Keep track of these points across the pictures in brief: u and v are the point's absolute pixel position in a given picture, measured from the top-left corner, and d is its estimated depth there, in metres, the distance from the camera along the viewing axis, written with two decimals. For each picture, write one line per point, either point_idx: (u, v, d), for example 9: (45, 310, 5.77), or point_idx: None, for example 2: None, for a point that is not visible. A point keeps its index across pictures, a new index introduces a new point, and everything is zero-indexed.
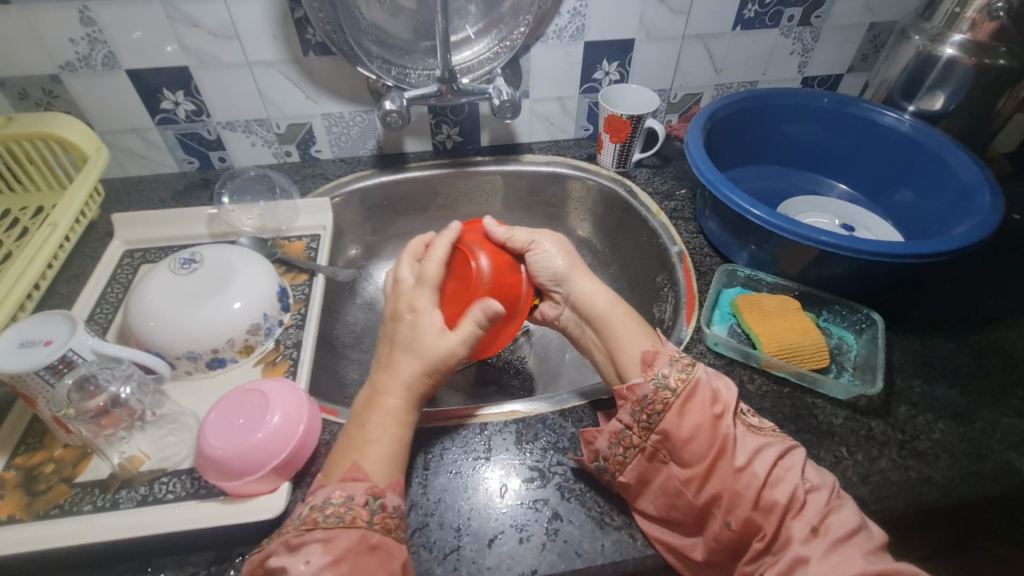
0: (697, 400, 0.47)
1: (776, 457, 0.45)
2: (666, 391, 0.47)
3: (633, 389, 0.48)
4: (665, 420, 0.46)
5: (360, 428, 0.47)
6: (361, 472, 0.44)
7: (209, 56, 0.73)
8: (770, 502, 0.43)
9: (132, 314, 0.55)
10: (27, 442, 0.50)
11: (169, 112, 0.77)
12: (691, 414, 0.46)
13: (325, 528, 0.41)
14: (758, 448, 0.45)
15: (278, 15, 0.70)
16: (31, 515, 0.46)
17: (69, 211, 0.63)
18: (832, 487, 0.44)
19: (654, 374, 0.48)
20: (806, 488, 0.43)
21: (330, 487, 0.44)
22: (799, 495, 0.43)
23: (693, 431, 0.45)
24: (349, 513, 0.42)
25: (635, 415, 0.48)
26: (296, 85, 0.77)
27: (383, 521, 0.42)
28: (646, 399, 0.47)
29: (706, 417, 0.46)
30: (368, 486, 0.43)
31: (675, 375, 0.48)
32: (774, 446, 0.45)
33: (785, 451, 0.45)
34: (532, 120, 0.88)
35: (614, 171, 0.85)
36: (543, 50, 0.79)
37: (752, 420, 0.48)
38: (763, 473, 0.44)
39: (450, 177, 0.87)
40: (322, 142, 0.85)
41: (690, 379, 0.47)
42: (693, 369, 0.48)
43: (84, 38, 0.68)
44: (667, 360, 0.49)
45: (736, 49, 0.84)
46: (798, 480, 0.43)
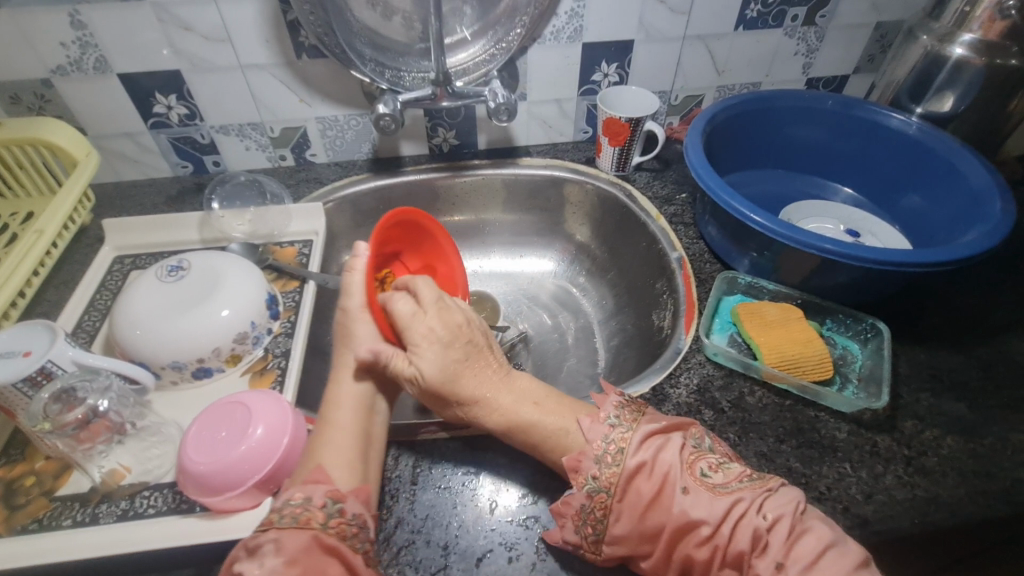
0: (633, 491, 0.43)
1: (739, 512, 0.41)
2: (601, 493, 0.44)
3: (567, 502, 0.44)
4: (608, 528, 0.43)
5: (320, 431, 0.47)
6: (323, 474, 0.43)
7: (202, 59, 0.72)
8: (735, 553, 0.40)
9: (118, 323, 0.54)
10: (8, 454, 0.49)
11: (162, 116, 0.76)
12: (628, 512, 0.43)
13: (278, 528, 0.40)
14: (715, 506, 0.42)
15: (270, 18, 0.69)
16: (9, 530, 0.45)
17: (57, 217, 0.62)
18: (797, 510, 0.41)
19: (582, 480, 0.44)
20: (769, 525, 0.40)
21: (291, 489, 0.43)
22: (763, 534, 0.40)
23: (636, 525, 0.43)
24: (306, 514, 0.41)
25: (579, 531, 0.44)
26: (290, 88, 0.76)
27: (338, 526, 0.41)
28: (584, 510, 0.44)
29: (643, 506, 0.43)
30: (328, 489, 0.42)
31: (605, 473, 0.44)
32: (738, 499, 0.42)
33: (750, 495, 0.42)
34: (530, 123, 0.86)
35: (613, 174, 0.84)
36: (540, 53, 0.77)
37: (715, 478, 0.43)
38: (726, 534, 0.41)
39: (446, 181, 0.85)
40: (316, 146, 0.84)
41: (622, 471, 0.44)
42: (624, 458, 0.44)
43: (75, 42, 0.67)
44: (591, 458, 0.45)
45: (739, 50, 0.82)
46: (755, 519, 0.41)
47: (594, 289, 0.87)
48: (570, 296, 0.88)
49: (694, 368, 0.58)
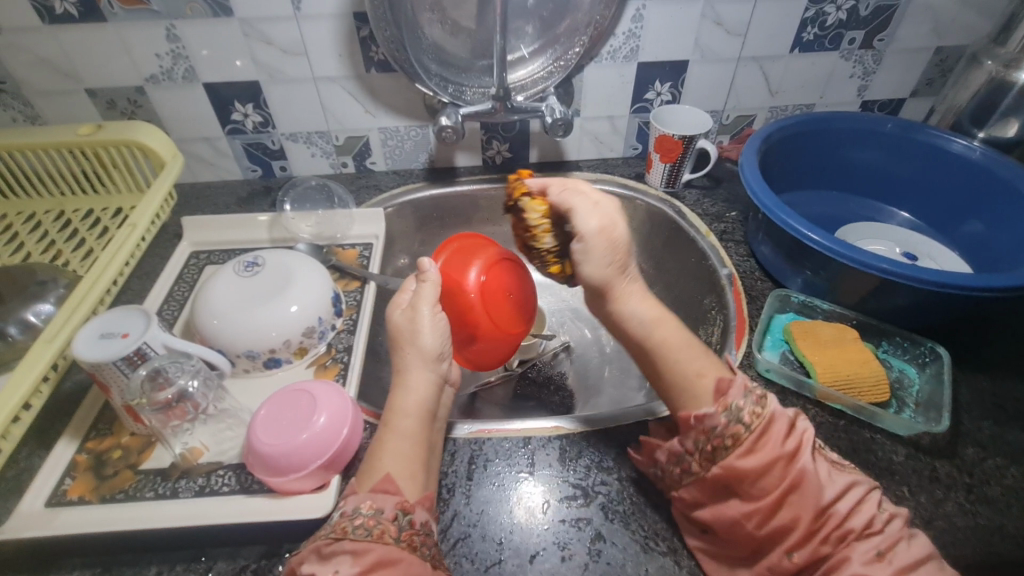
0: (772, 435, 0.43)
1: (859, 494, 0.42)
2: (738, 425, 0.44)
3: (701, 417, 0.45)
4: (730, 456, 0.43)
5: (381, 443, 0.48)
6: (393, 484, 0.44)
7: (278, 71, 0.77)
8: (843, 532, 0.41)
9: (199, 312, 0.58)
10: (98, 428, 0.53)
11: (238, 123, 0.82)
12: (763, 450, 0.43)
13: (354, 540, 0.41)
14: (837, 481, 0.43)
15: (344, 35, 0.74)
16: (99, 498, 0.49)
17: (147, 213, 0.67)
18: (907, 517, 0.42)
19: (726, 406, 0.45)
20: (882, 517, 0.41)
21: (361, 495, 0.44)
22: (876, 522, 0.41)
23: (763, 465, 0.42)
24: (378, 526, 0.42)
25: (698, 444, 0.45)
26: (357, 100, 0.81)
27: (409, 538, 0.42)
28: (715, 431, 0.44)
29: (779, 453, 0.42)
30: (398, 500, 0.43)
31: (750, 408, 0.44)
32: (855, 482, 0.43)
33: (867, 486, 0.43)
34: (582, 138, 0.89)
35: (662, 190, 0.85)
36: (596, 71, 0.80)
37: (831, 455, 0.46)
38: (842, 510, 0.41)
39: (498, 192, 0.88)
40: (377, 155, 0.88)
41: (765, 414, 0.44)
42: (767, 402, 0.45)
43: (169, 53, 0.73)
44: (741, 391, 0.46)
45: (793, 72, 0.83)
46: (871, 508, 0.42)
47: None
48: None
49: None
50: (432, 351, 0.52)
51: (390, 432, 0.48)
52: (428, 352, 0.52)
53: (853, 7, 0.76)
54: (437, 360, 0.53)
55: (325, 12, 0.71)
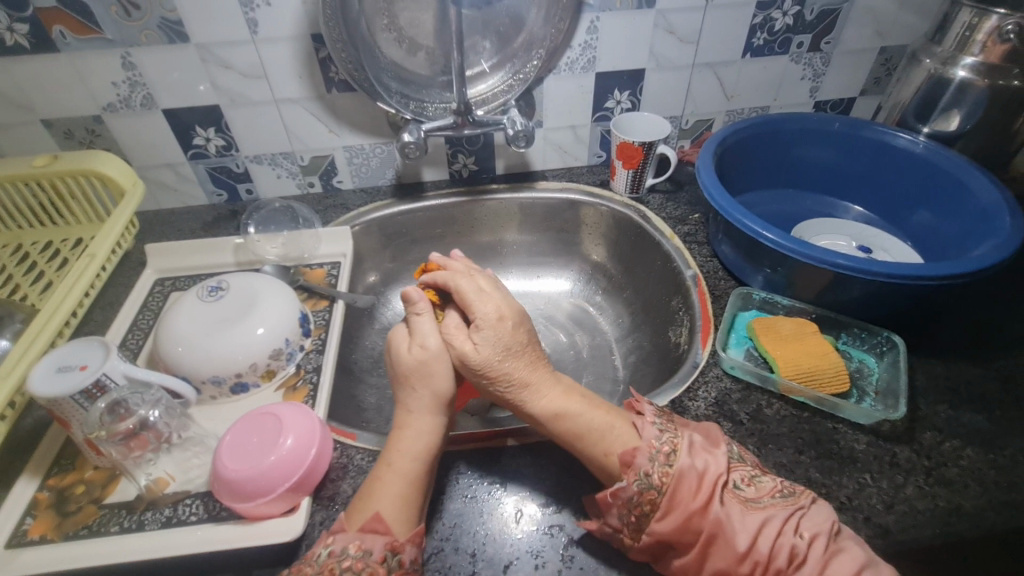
0: (682, 493, 0.44)
1: (775, 527, 0.42)
2: (652, 492, 0.45)
3: (616, 494, 0.45)
4: (653, 524, 0.44)
5: (373, 481, 0.47)
6: (381, 525, 0.44)
7: (238, 94, 0.77)
8: (774, 574, 0.41)
9: (162, 340, 0.58)
10: (60, 464, 0.52)
11: (200, 147, 0.82)
12: (676, 509, 0.44)
13: None
14: (749, 522, 0.43)
15: (303, 57, 0.74)
16: (62, 536, 0.48)
17: (107, 242, 0.66)
18: (834, 527, 0.43)
19: (636, 474, 0.45)
20: (806, 543, 0.42)
21: (349, 534, 0.44)
22: (800, 552, 0.41)
23: (679, 526, 0.44)
24: (367, 568, 0.42)
25: (623, 518, 0.45)
26: (320, 120, 0.81)
27: None
28: (631, 502, 0.45)
29: (692, 509, 0.44)
30: (388, 541, 0.43)
31: (659, 471, 0.45)
32: (769, 517, 0.43)
33: (783, 513, 0.43)
34: (546, 149, 0.90)
35: (627, 196, 0.87)
36: (555, 82, 0.82)
37: (749, 491, 0.45)
38: (763, 551, 0.42)
39: (466, 205, 0.89)
40: (344, 174, 0.88)
41: (674, 472, 0.45)
42: (676, 458, 0.46)
43: (126, 81, 0.73)
44: (647, 456, 0.46)
45: (747, 76, 0.85)
46: (792, 537, 0.42)
47: (611, 307, 0.88)
48: (587, 314, 0.90)
49: (712, 381, 0.60)
50: (443, 398, 0.53)
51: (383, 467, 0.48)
52: (440, 393, 0.53)
53: (798, 12, 0.79)
54: (445, 406, 0.53)
55: (283, 34, 0.72)
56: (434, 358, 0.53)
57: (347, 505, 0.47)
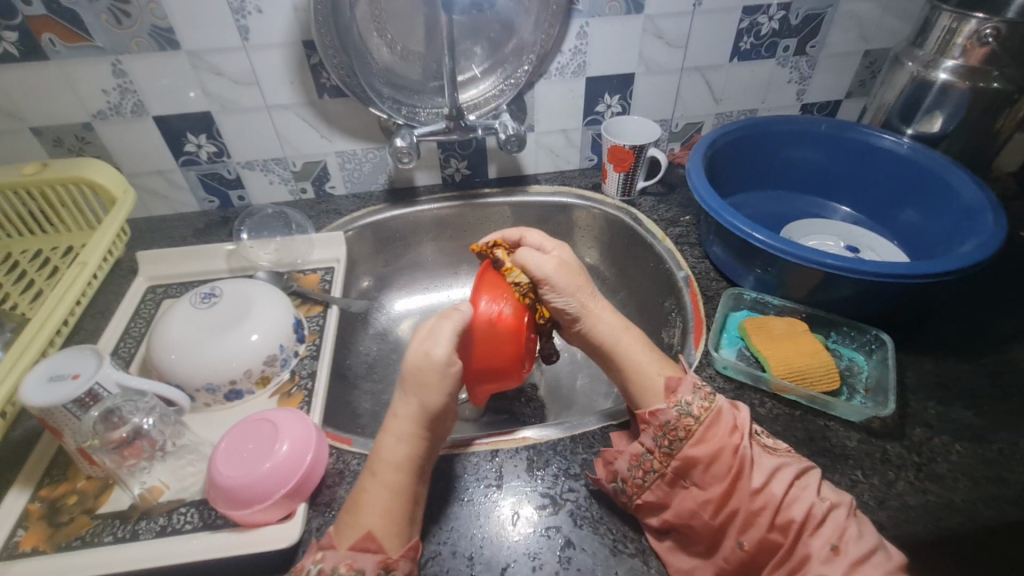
0: (720, 427, 0.49)
1: (788, 476, 0.46)
2: (689, 418, 0.49)
3: (655, 414, 0.51)
4: (686, 446, 0.48)
5: (359, 493, 0.47)
6: (373, 543, 0.44)
7: (229, 100, 0.77)
8: (785, 519, 0.45)
9: (155, 348, 0.58)
10: (52, 475, 0.52)
11: (192, 154, 0.81)
12: (711, 440, 0.48)
13: None
14: (767, 465, 0.47)
15: (295, 63, 0.74)
16: (54, 547, 0.47)
17: (98, 250, 0.66)
18: (849, 503, 0.46)
19: (676, 401, 0.51)
20: (824, 505, 0.45)
21: (342, 549, 0.44)
22: (817, 512, 0.44)
23: (712, 452, 0.48)
24: None
25: (657, 440, 0.50)
26: (312, 125, 0.81)
27: None
28: (670, 425, 0.50)
29: (726, 442, 0.48)
30: (380, 559, 0.43)
31: (698, 403, 0.50)
32: (786, 464, 0.47)
33: (797, 466, 0.47)
34: (538, 153, 0.91)
35: (619, 199, 0.87)
36: (546, 87, 0.82)
37: (767, 441, 0.50)
38: (779, 493, 0.45)
39: (459, 210, 0.89)
40: (336, 179, 0.88)
41: (713, 407, 0.50)
42: (715, 399, 0.50)
43: (116, 88, 0.73)
44: (689, 388, 0.51)
45: (735, 80, 0.87)
46: (812, 495, 0.45)
47: None
48: None
49: (705, 381, 0.60)
50: (432, 411, 0.49)
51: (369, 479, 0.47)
52: (427, 402, 0.49)
53: (784, 17, 0.80)
54: (433, 420, 0.50)
55: (274, 41, 0.72)
56: (432, 373, 0.49)
57: (339, 517, 0.47)
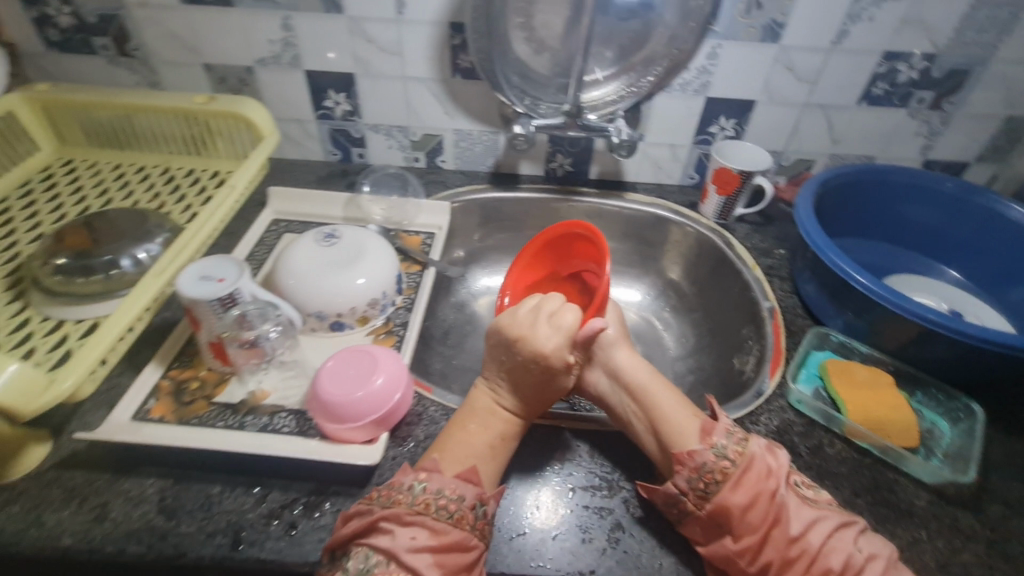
0: (754, 472, 0.48)
1: (826, 527, 0.46)
2: (725, 461, 0.48)
3: (691, 455, 0.49)
4: (721, 491, 0.47)
5: (462, 432, 0.53)
6: (476, 477, 0.49)
7: (373, 66, 0.84)
8: (821, 568, 0.44)
9: (278, 271, 0.65)
10: (180, 360, 0.60)
11: (329, 109, 0.90)
12: (749, 484, 0.47)
13: (436, 519, 0.45)
14: (805, 514, 0.46)
15: (438, 42, 0.80)
16: (177, 419, 0.55)
17: (245, 178, 0.74)
18: (890, 557, 0.45)
19: (712, 443, 0.50)
20: (862, 556, 0.44)
21: (446, 476, 0.49)
22: (854, 561, 0.44)
23: (750, 499, 0.46)
24: (458, 512, 0.46)
25: (691, 481, 0.48)
26: (439, 101, 0.87)
27: (482, 527, 0.47)
28: (704, 467, 0.48)
29: (764, 489, 0.47)
30: (478, 492, 0.48)
31: (734, 446, 0.49)
32: (824, 517, 0.46)
33: (836, 518, 0.47)
34: (642, 162, 0.93)
35: (714, 221, 0.88)
36: (665, 100, 0.85)
37: (807, 492, 0.49)
38: (815, 542, 0.45)
39: (555, 203, 0.93)
40: (448, 154, 0.94)
41: (747, 453, 0.49)
42: (749, 443, 0.50)
43: (281, 40, 0.82)
44: (724, 431, 0.51)
45: (858, 123, 0.85)
46: (849, 545, 0.45)
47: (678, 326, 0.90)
48: (652, 327, 0.91)
49: (775, 410, 0.61)
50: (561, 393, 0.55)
51: (477, 420, 0.54)
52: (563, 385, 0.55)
53: (926, 68, 0.78)
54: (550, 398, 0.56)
55: (425, 18, 0.78)
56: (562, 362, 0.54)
57: (434, 451, 0.52)
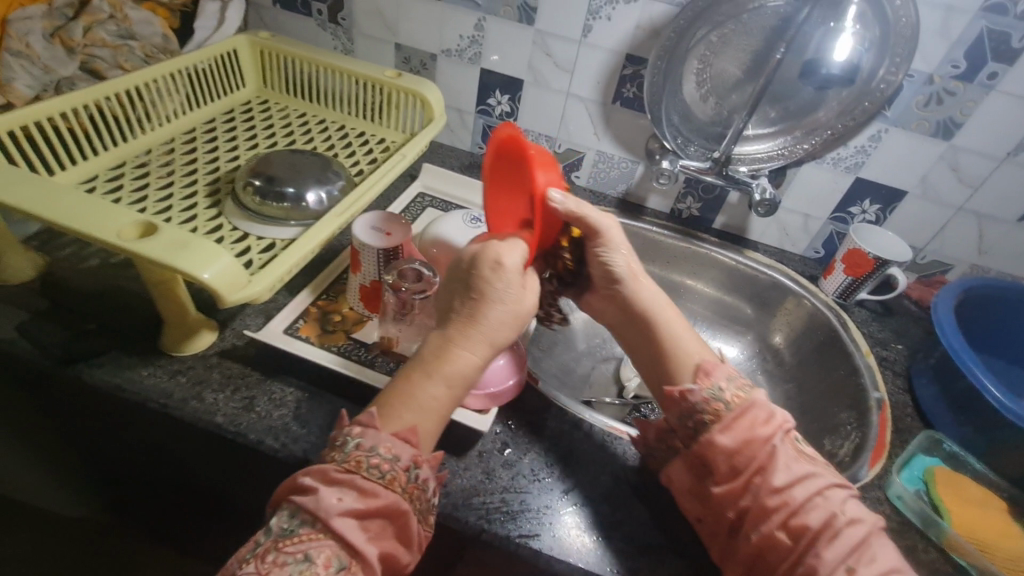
0: (746, 418, 0.52)
1: (826, 493, 0.48)
2: (719, 403, 0.53)
3: (685, 393, 0.54)
4: (711, 430, 0.52)
5: (409, 388, 0.49)
6: (414, 438, 0.47)
7: (543, 77, 0.90)
8: (801, 523, 0.47)
9: (426, 237, 0.72)
10: (328, 294, 0.67)
11: (490, 107, 0.97)
12: (738, 429, 0.51)
13: (366, 480, 0.44)
14: (795, 469, 0.49)
15: (611, 68, 0.86)
16: (320, 343, 0.61)
17: (413, 151, 0.82)
18: (873, 525, 0.47)
19: (709, 383, 0.54)
20: (845, 521, 0.46)
21: (377, 431, 0.47)
22: (836, 522, 0.46)
23: (738, 443, 0.51)
24: (390, 473, 0.45)
25: (682, 418, 0.54)
26: (592, 121, 0.92)
27: (411, 491, 0.45)
28: (696, 406, 0.53)
29: (752, 434, 0.51)
30: (413, 454, 0.46)
31: (730, 391, 0.53)
32: (821, 478, 0.49)
33: (825, 479, 0.49)
34: (770, 224, 0.94)
35: (833, 298, 0.87)
36: (813, 170, 0.86)
37: (804, 449, 0.52)
38: (797, 496, 0.48)
39: (676, 243, 0.95)
40: (584, 172, 0.99)
41: (745, 398, 0.53)
42: (749, 391, 0.54)
43: (470, 37, 0.90)
44: (723, 373, 0.54)
45: (1012, 240, 0.83)
46: (847, 515, 0.47)
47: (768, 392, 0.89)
48: None
49: (870, 499, 0.60)
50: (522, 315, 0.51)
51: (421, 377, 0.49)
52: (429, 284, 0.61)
53: None
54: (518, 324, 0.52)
55: (606, 45, 0.84)
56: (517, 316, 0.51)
57: (376, 404, 0.49)
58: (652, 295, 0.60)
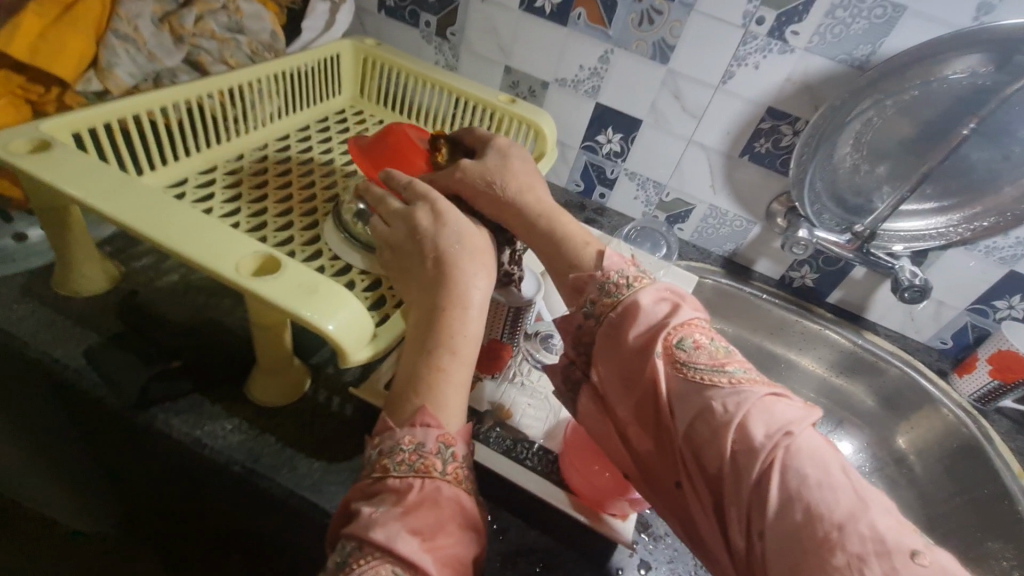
0: (627, 335, 0.43)
1: (706, 405, 0.37)
2: (595, 316, 0.46)
3: (570, 317, 0.48)
4: (602, 360, 0.44)
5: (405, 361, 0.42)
6: (433, 417, 0.39)
7: (665, 120, 0.83)
8: (715, 463, 0.36)
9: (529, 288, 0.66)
10: None
11: (597, 144, 0.89)
12: (628, 353, 0.43)
13: (397, 478, 0.37)
14: (682, 386, 0.39)
15: (747, 120, 0.78)
16: None
17: None
18: (769, 439, 0.34)
19: (585, 301, 0.47)
20: (732, 439, 0.35)
21: (398, 429, 0.39)
22: (727, 440, 0.35)
23: (628, 371, 0.42)
24: (421, 461, 0.37)
25: (579, 349, 0.47)
26: (712, 173, 0.84)
27: (454, 472, 0.38)
28: (581, 324, 0.47)
29: (632, 354, 0.42)
30: (440, 434, 0.38)
31: (603, 300, 0.46)
32: (701, 387, 0.38)
33: (717, 389, 0.38)
34: (895, 306, 0.85)
35: (969, 401, 0.78)
36: (960, 255, 0.76)
37: (687, 352, 0.41)
38: (704, 428, 0.37)
39: (791, 317, 0.87)
40: (690, 225, 0.91)
41: (621, 306, 0.44)
42: (628, 294, 0.45)
43: (591, 68, 0.82)
44: (601, 281, 0.47)
45: None
46: (730, 427, 0.36)
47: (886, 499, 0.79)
48: None
49: None
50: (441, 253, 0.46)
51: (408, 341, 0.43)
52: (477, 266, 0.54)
53: None
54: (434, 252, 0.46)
55: (746, 94, 0.76)
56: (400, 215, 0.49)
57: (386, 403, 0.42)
58: (521, 171, 0.54)
